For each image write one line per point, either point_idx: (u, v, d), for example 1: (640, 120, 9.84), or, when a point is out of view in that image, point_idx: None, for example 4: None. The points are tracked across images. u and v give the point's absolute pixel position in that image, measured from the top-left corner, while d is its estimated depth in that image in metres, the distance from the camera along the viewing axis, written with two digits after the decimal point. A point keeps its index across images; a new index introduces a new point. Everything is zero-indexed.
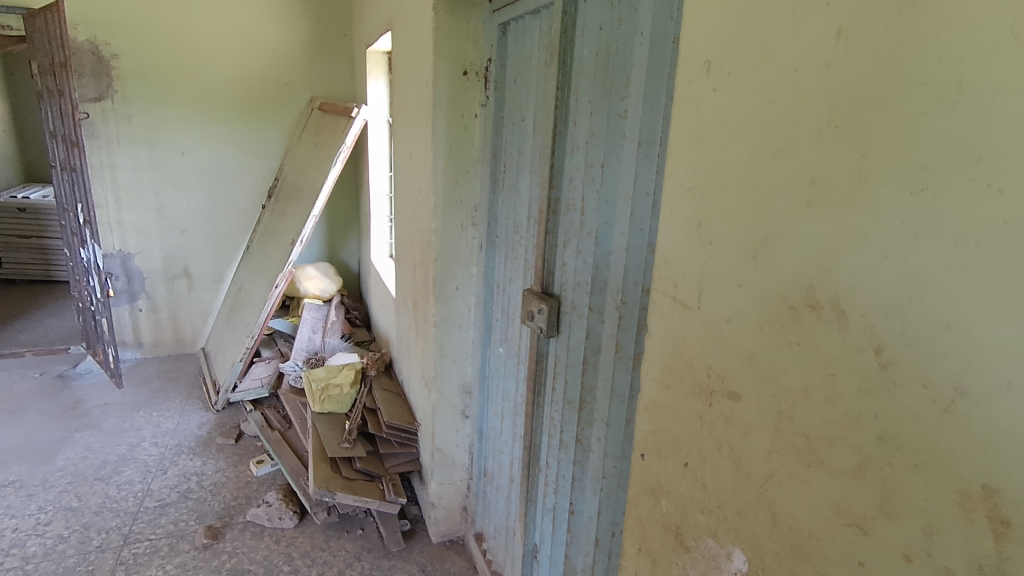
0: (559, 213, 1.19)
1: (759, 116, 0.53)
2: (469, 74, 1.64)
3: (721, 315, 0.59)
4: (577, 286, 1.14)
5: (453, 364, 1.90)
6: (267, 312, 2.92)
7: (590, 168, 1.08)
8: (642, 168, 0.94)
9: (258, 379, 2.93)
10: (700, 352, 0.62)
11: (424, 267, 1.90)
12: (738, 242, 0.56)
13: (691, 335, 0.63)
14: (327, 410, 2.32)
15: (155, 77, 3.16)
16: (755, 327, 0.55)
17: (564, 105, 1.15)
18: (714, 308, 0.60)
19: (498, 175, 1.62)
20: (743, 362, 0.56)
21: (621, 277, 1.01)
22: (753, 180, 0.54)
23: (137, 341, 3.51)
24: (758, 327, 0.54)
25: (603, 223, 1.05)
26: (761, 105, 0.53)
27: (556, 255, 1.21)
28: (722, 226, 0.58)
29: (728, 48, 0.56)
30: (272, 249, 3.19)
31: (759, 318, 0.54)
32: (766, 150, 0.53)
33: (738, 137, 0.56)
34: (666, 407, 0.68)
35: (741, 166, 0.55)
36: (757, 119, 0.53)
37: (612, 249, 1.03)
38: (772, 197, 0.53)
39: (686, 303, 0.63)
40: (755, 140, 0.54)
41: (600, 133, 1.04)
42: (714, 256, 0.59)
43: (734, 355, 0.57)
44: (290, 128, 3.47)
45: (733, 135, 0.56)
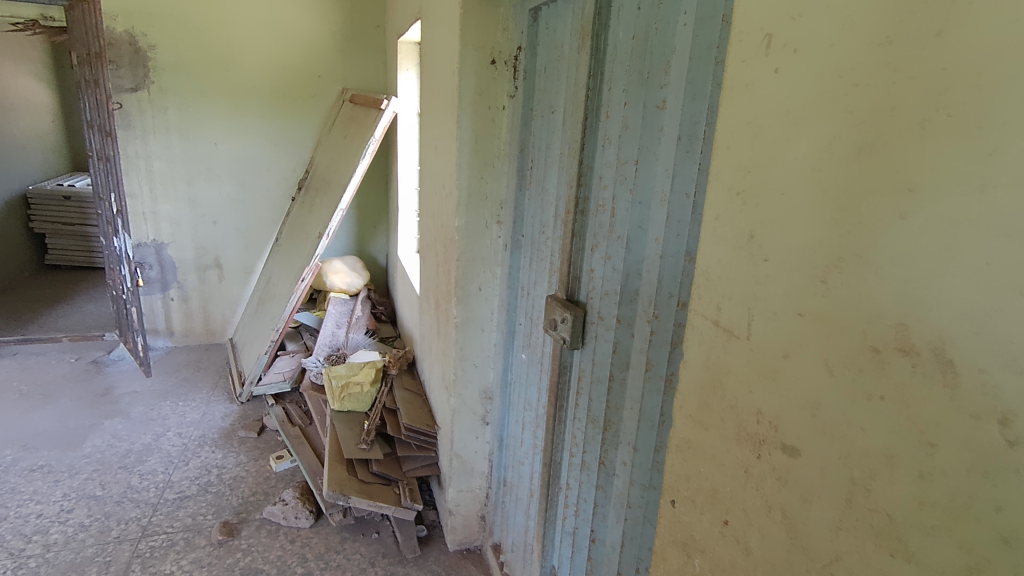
0: (587, 214, 1.09)
1: (836, 102, 0.42)
2: (497, 62, 1.55)
3: (776, 350, 0.48)
4: (604, 295, 1.04)
5: (474, 368, 1.82)
6: (293, 305, 2.90)
7: (623, 166, 0.97)
8: (682, 167, 0.83)
9: (282, 373, 2.92)
10: (747, 392, 0.51)
11: (446, 267, 1.82)
12: (802, 262, 0.45)
13: (737, 370, 0.52)
14: (346, 408, 2.28)
15: (190, 68, 3.17)
16: (821, 369, 0.44)
17: (595, 95, 1.04)
18: (767, 340, 0.49)
19: (525, 171, 1.52)
20: (806, 412, 0.46)
21: (653, 287, 0.91)
22: (825, 184, 0.43)
23: (169, 330, 3.55)
24: (826, 369, 0.44)
25: (637, 228, 0.94)
26: (841, 88, 0.42)
27: (584, 260, 1.11)
28: (782, 239, 0.47)
29: (795, 18, 0.45)
30: (299, 241, 3.17)
31: (828, 359, 0.43)
32: (846, 146, 0.42)
33: (806, 130, 0.45)
34: (702, 451, 0.58)
35: (809, 165, 0.44)
36: (834, 105, 0.42)
37: (644, 257, 0.93)
38: (850, 206, 0.42)
39: (731, 330, 0.53)
40: (830, 133, 0.43)
41: (634, 124, 0.93)
42: (770, 274, 0.48)
43: (792, 401, 0.47)
44: (321, 121, 3.44)
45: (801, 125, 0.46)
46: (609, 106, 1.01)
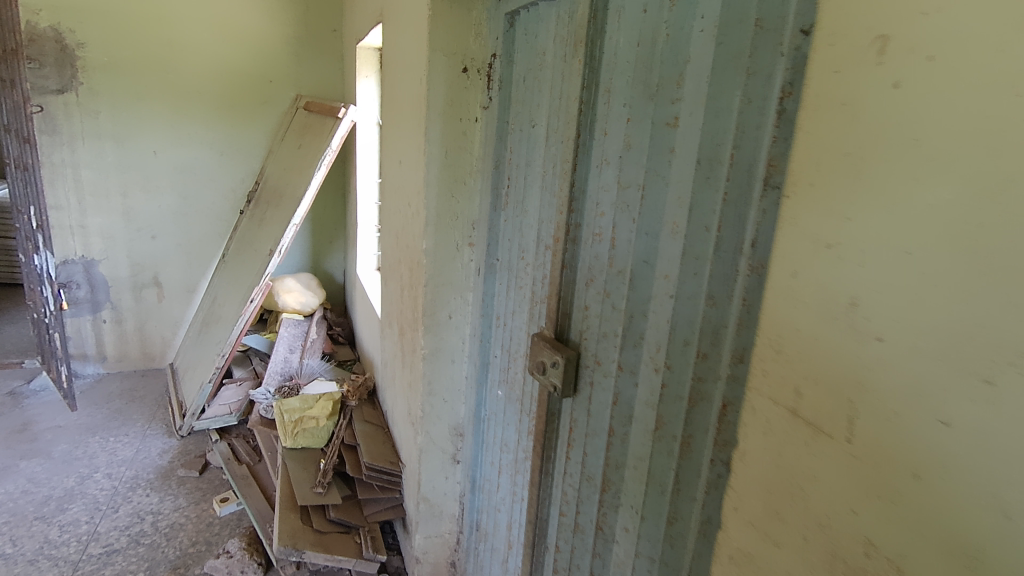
0: (580, 242, 0.96)
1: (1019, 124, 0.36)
2: (469, 71, 1.42)
3: (905, 468, 0.43)
4: (602, 336, 0.91)
5: (443, 403, 1.66)
6: (241, 328, 2.68)
7: (624, 190, 0.85)
8: (700, 195, 0.71)
9: (228, 404, 2.67)
10: (875, 515, 0.46)
11: (412, 293, 1.66)
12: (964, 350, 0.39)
13: (860, 485, 0.47)
14: (299, 445, 2.07)
15: (125, 70, 2.91)
16: (992, 511, 0.38)
17: (589, 110, 0.93)
18: (907, 460, 0.43)
19: (500, 190, 1.39)
20: (965, 556, 0.40)
21: (663, 333, 0.79)
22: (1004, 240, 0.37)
23: (99, 355, 3.23)
24: (999, 513, 0.38)
25: (642, 263, 0.82)
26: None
27: (576, 294, 0.98)
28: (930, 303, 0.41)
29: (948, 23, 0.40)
30: (249, 258, 2.93)
31: (1001, 502, 0.38)
32: None
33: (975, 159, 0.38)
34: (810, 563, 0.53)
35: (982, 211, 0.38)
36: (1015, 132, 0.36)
37: (651, 296, 0.81)
38: None
39: (832, 435, 0.49)
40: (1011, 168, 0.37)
41: (639, 144, 0.81)
42: (902, 377, 0.43)
43: (944, 539, 0.41)
44: (273, 129, 3.23)
45: (948, 189, 0.40)
46: (606, 122, 0.89)
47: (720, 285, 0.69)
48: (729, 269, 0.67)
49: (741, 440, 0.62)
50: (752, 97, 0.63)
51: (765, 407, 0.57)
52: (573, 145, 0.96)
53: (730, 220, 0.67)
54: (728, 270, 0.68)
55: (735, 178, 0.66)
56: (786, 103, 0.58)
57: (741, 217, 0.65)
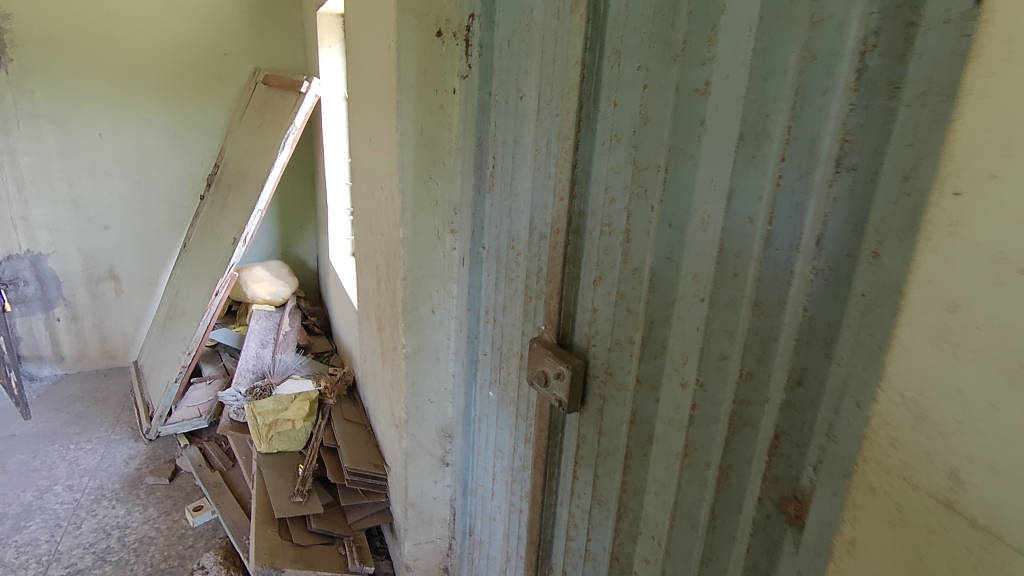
0: (585, 232, 0.83)
1: None
2: (443, 35, 1.25)
3: None
4: (614, 343, 0.78)
5: (429, 404, 1.54)
6: (207, 324, 2.50)
7: (639, 170, 0.71)
8: (740, 176, 0.58)
9: (196, 406, 2.49)
10: None
11: (390, 286, 1.51)
12: None
13: None
14: (275, 450, 1.93)
15: (61, 43, 2.63)
16: None
17: (593, 77, 0.79)
18: None
19: (485, 170, 1.23)
20: None
21: (691, 343, 0.66)
22: None
23: (55, 356, 3.01)
24: None
25: (663, 259, 0.69)
26: None
27: (581, 294, 0.85)
28: None
29: None
30: (212, 247, 2.73)
31: None
32: None
33: None
34: None
35: None
36: None
37: (675, 298, 0.68)
38: None
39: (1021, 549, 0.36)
40: None
41: (658, 115, 0.68)
42: None
43: None
44: (231, 106, 2.99)
45: None
46: (615, 89, 0.75)
47: (770, 290, 0.56)
48: (781, 270, 0.55)
49: (849, 524, 0.48)
50: (818, 53, 0.50)
51: (894, 489, 0.44)
52: (575, 117, 0.82)
53: (785, 209, 0.54)
54: (780, 272, 0.55)
55: (793, 155, 0.53)
56: (869, 58, 0.46)
57: (799, 207, 0.53)
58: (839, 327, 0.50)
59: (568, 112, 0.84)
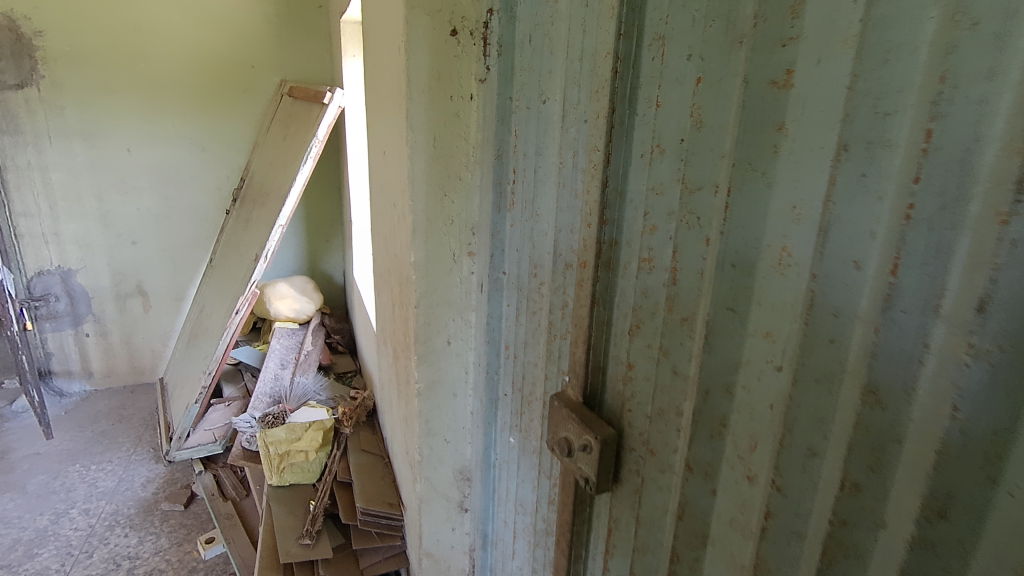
0: (620, 267, 0.66)
1: None
2: (458, 33, 1.09)
3: None
4: (655, 410, 0.61)
5: (445, 444, 1.39)
6: (227, 343, 2.42)
7: (690, 191, 0.54)
8: (841, 201, 0.41)
9: (212, 430, 2.40)
10: None
11: (404, 315, 1.36)
12: None
13: None
14: (287, 482, 1.83)
15: (91, 59, 2.63)
16: None
17: (629, 72, 0.63)
18: None
19: (504, 186, 1.07)
20: None
21: (763, 424, 0.49)
22: None
23: (85, 371, 3.01)
24: None
25: (723, 308, 0.52)
26: None
27: (614, 343, 0.68)
28: None
29: None
30: (235, 263, 2.66)
31: None
32: None
33: None
34: None
35: None
36: None
37: (739, 361, 0.51)
38: None
39: None
40: None
41: (716, 118, 0.51)
42: None
43: None
44: (258, 119, 2.94)
45: None
46: (657, 86, 0.58)
47: (889, 370, 0.38)
48: (912, 343, 0.37)
49: None
50: (980, 14, 0.32)
51: None
52: (606, 123, 0.66)
53: (918, 253, 0.36)
54: (909, 345, 0.37)
55: (934, 172, 0.35)
56: None
57: (943, 252, 0.35)
58: (1016, 440, 0.32)
59: (598, 116, 0.68)
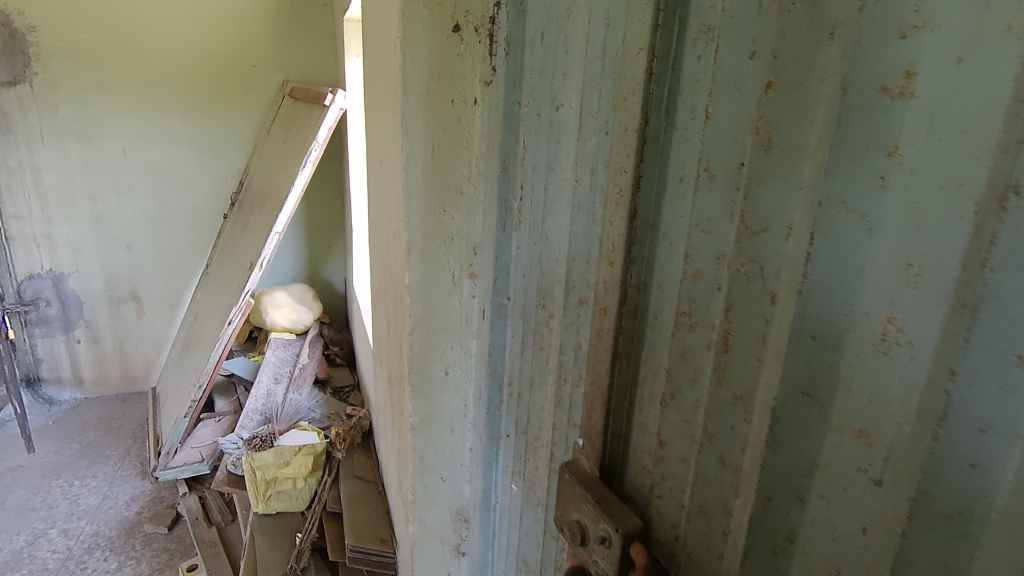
0: (649, 316, 0.54)
1: None
2: (462, 29, 0.97)
3: None
4: (694, 502, 0.49)
5: (441, 482, 1.26)
6: (218, 355, 2.31)
7: (752, 233, 0.42)
8: (1002, 267, 0.28)
9: (199, 448, 2.28)
10: None
11: (398, 342, 1.23)
12: None
13: None
14: (274, 510, 1.73)
15: (87, 56, 2.53)
16: None
17: (666, 73, 0.51)
18: None
19: (510, 202, 0.94)
20: None
21: (849, 553, 0.37)
22: None
23: (76, 378, 2.91)
24: None
25: (794, 390, 0.39)
26: None
27: (641, 408, 0.57)
28: None
29: None
30: (230, 270, 2.56)
31: None
32: None
33: None
34: None
35: None
36: None
37: (816, 462, 0.38)
38: None
39: None
40: None
41: (792, 137, 0.38)
42: None
43: None
44: (259, 120, 2.83)
45: None
46: (706, 92, 0.46)
47: None
48: None
49: None
50: None
51: None
52: (636, 138, 0.53)
53: None
54: None
55: None
56: None
57: None
58: None
59: (625, 128, 0.55)
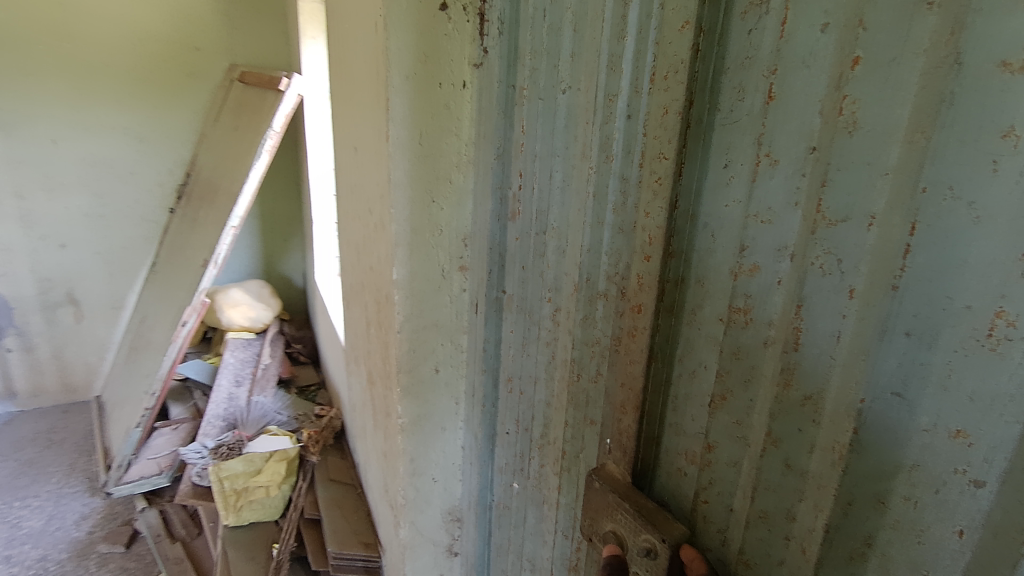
0: (686, 313, 0.59)
1: None
2: (449, 8, 0.91)
3: None
4: (754, 507, 0.53)
5: (433, 484, 1.22)
6: (173, 359, 2.17)
7: (829, 222, 0.44)
8: None
9: (157, 462, 2.11)
10: None
11: (385, 341, 1.16)
12: None
13: None
14: (246, 521, 1.63)
15: (4, 37, 2.29)
16: None
17: (712, 51, 0.52)
18: None
19: (509, 190, 0.90)
20: None
21: (944, 557, 0.40)
22: None
23: (7, 391, 2.67)
24: None
25: (883, 392, 0.42)
26: None
27: (674, 409, 0.62)
28: None
29: None
30: (180, 268, 2.39)
31: None
32: None
33: None
34: None
35: None
36: None
37: (902, 465, 0.41)
38: None
39: None
40: None
41: (881, 118, 0.39)
42: None
43: None
44: (204, 107, 2.65)
45: None
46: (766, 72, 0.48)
47: None
48: None
49: None
50: None
51: None
52: (680, 121, 0.54)
53: None
54: None
55: None
56: None
57: None
58: None
59: (666, 112, 0.56)
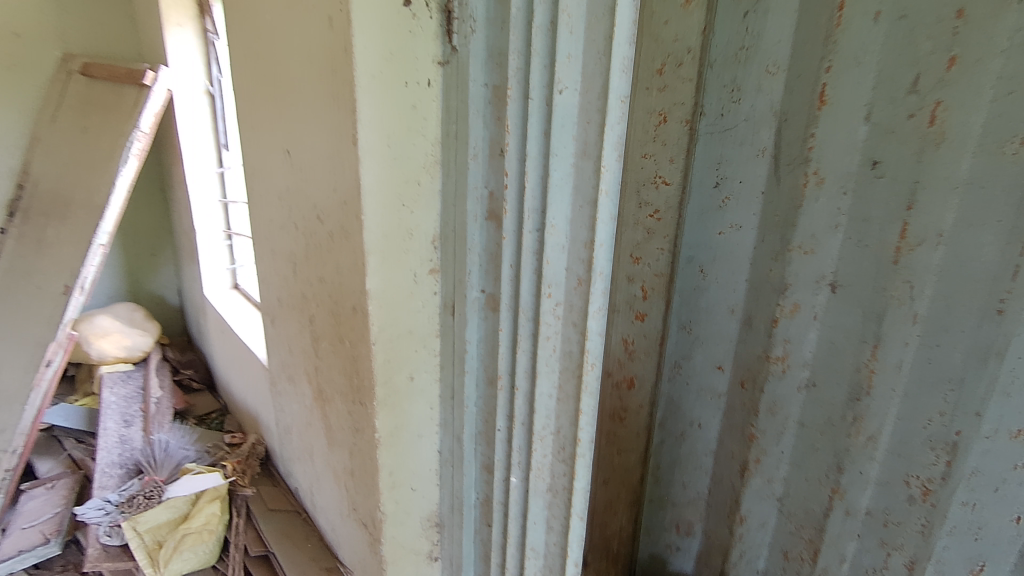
0: (681, 371, 0.94)
1: None
2: (412, 3, 0.87)
3: None
4: (813, 566, 0.82)
5: (411, 493, 1.18)
6: (36, 410, 1.86)
7: (910, 247, 0.63)
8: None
9: (37, 528, 1.74)
10: None
11: (352, 356, 1.10)
12: None
13: None
14: (179, 570, 1.46)
15: None
16: None
17: (712, 70, 0.79)
18: None
19: (490, 189, 0.89)
20: None
21: (1003, 538, 0.62)
22: None
23: None
24: None
25: (955, 398, 0.62)
26: None
27: (667, 487, 1.02)
28: None
29: None
30: (30, 299, 2.01)
31: None
32: None
33: None
34: None
35: None
36: None
37: (972, 470, 0.62)
38: None
39: None
40: None
41: (959, 130, 0.58)
42: None
43: None
44: (34, 106, 2.22)
45: None
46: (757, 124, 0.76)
47: None
48: None
49: None
50: None
51: None
52: (687, 125, 0.82)
53: None
54: None
55: None
56: None
57: None
58: None
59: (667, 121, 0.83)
